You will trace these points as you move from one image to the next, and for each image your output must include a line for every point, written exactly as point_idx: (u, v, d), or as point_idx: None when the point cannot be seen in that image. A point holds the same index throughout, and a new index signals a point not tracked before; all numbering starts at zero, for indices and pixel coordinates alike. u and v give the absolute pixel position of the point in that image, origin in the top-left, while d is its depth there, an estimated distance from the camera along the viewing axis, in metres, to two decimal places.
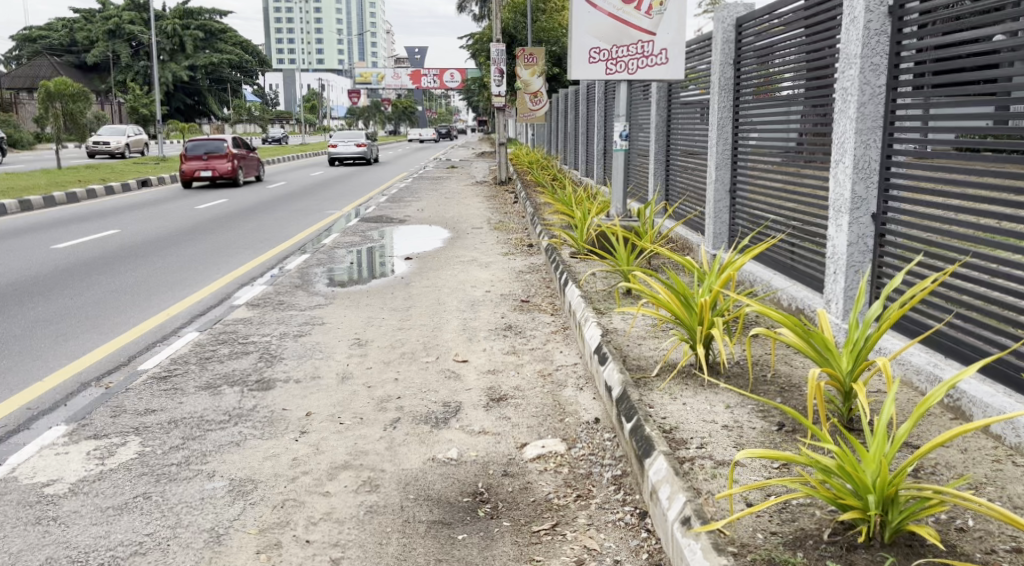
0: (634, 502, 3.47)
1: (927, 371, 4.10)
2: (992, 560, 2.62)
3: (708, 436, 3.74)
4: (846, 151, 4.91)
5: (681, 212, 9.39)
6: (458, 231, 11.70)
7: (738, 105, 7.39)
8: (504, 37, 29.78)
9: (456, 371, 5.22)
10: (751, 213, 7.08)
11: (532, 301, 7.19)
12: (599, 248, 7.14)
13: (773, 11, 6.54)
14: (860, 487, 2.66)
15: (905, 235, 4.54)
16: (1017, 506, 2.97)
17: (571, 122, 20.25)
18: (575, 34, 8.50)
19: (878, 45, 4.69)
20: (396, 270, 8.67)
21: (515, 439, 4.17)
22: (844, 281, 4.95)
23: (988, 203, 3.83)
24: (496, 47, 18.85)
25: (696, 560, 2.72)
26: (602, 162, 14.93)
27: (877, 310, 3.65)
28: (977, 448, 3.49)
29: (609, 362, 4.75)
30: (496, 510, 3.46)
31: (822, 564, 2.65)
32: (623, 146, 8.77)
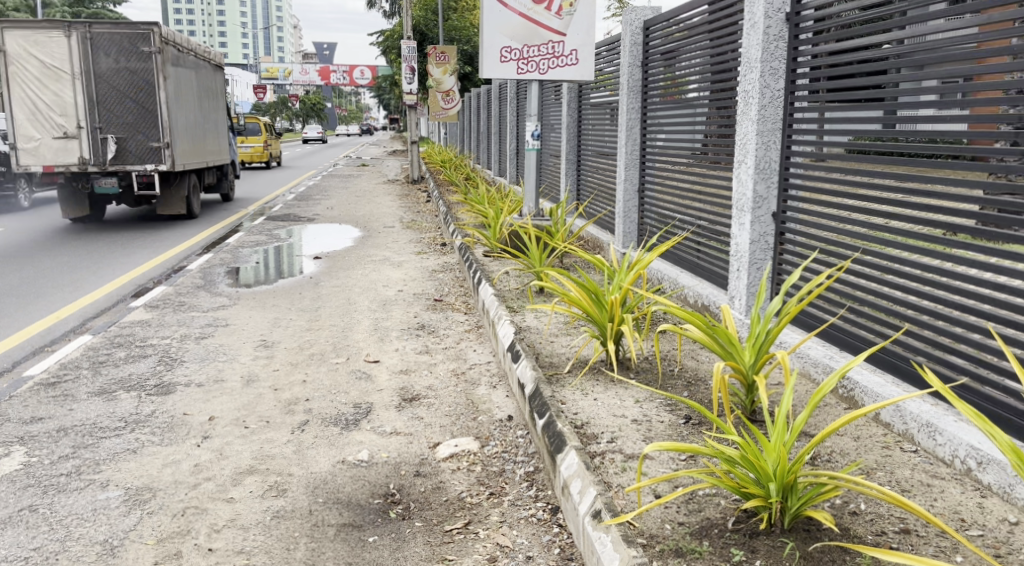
0: (546, 498, 3.50)
1: (822, 363, 4.27)
2: (882, 542, 2.75)
3: (618, 431, 3.80)
4: (747, 152, 5.07)
5: (593, 211, 9.54)
6: (369, 230, 11.54)
7: (646, 107, 7.54)
8: (415, 34, 29.57)
9: (367, 371, 5.15)
10: (659, 212, 7.25)
11: (445, 300, 7.16)
12: (512, 248, 7.16)
13: (678, 15, 6.72)
14: (762, 476, 2.76)
15: (804, 233, 4.73)
16: (904, 489, 3.13)
17: (483, 121, 20.26)
18: (485, 34, 8.37)
19: (776, 50, 4.86)
20: (304, 270, 8.48)
21: (428, 439, 4.14)
22: (746, 278, 5.12)
23: (879, 202, 4.03)
24: (407, 44, 18.67)
25: (607, 553, 2.76)
26: (515, 162, 15.01)
27: (777, 305, 3.78)
28: (869, 435, 3.67)
29: (521, 360, 4.77)
30: (408, 511, 3.43)
31: (727, 552, 2.73)
32: (535, 146, 8.81)
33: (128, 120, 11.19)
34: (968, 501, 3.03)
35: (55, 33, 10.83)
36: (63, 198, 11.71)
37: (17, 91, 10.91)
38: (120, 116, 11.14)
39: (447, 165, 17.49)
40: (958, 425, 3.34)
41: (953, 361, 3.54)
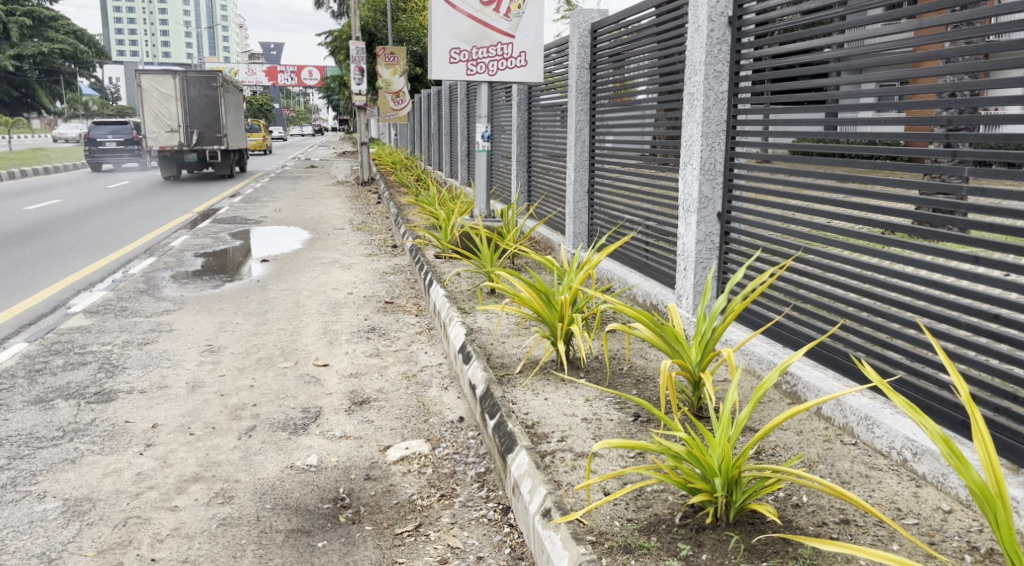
0: (496, 499, 3.52)
1: (767, 359, 4.37)
2: (823, 532, 2.83)
3: (569, 430, 3.84)
4: (692, 153, 5.15)
5: (543, 212, 9.60)
6: (318, 232, 11.45)
7: (595, 109, 7.62)
8: (363, 35, 29.37)
9: (317, 375, 5.09)
10: (608, 213, 7.33)
11: (396, 302, 7.14)
12: (463, 248, 7.17)
13: (626, 17, 6.79)
14: (707, 471, 2.82)
15: (749, 233, 4.82)
16: (844, 480, 3.22)
17: (433, 123, 20.21)
18: (434, 34, 8.34)
19: (720, 53, 4.96)
20: (252, 273, 8.36)
21: (378, 442, 4.11)
22: (693, 277, 5.20)
23: (821, 202, 4.13)
24: (356, 45, 18.53)
25: (557, 552, 2.78)
26: (466, 164, 15.02)
27: (722, 303, 3.85)
28: (811, 429, 3.76)
29: (472, 362, 4.78)
30: (358, 515, 3.41)
31: (674, 547, 2.78)
32: (485, 148, 8.82)
33: (205, 122, 20.02)
34: (904, 491, 3.14)
35: (163, 74, 19.59)
36: (164, 167, 21.06)
37: (144, 105, 19.47)
38: (199, 121, 19.95)
39: (397, 165, 17.42)
40: (895, 418, 3.45)
41: (890, 356, 3.64)
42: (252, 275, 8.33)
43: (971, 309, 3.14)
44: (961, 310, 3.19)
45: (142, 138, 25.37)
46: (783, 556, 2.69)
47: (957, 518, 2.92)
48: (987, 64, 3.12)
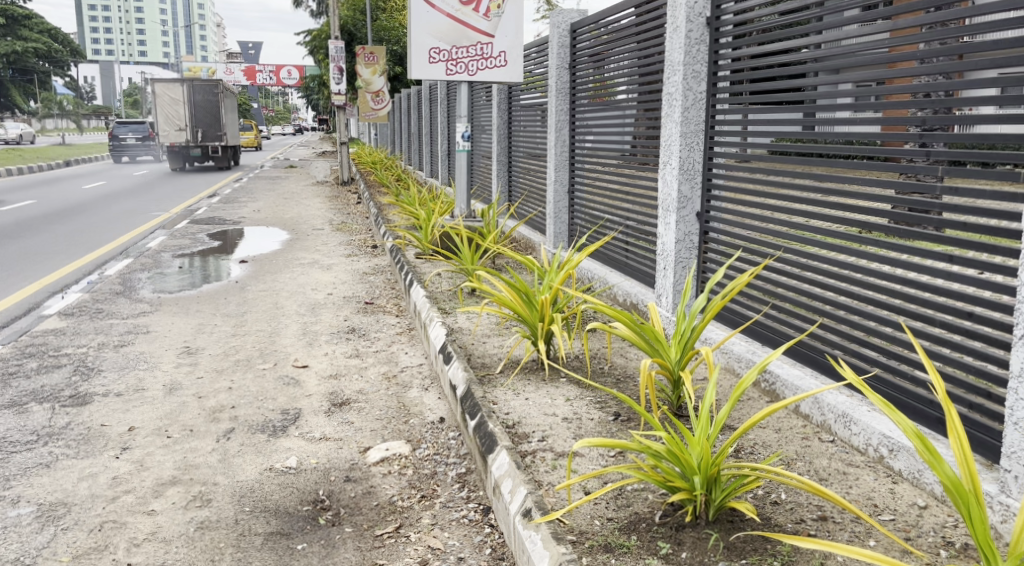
0: (477, 499, 3.52)
1: (745, 358, 4.40)
2: (801, 529, 2.85)
3: (549, 429, 3.84)
4: (671, 153, 5.18)
5: (524, 212, 9.61)
6: (297, 233, 11.38)
7: (575, 109, 7.64)
8: (343, 34, 29.25)
9: (296, 377, 5.06)
10: (588, 212, 7.35)
11: (376, 302, 7.11)
12: (443, 249, 7.16)
13: (606, 17, 6.81)
14: (687, 469, 2.83)
15: (728, 232, 4.85)
16: (822, 478, 3.25)
17: (413, 123, 20.16)
18: (413, 33, 8.35)
19: (698, 53, 4.98)
20: (230, 274, 8.30)
21: (358, 443, 4.10)
22: (673, 276, 5.22)
23: (799, 201, 4.16)
24: (335, 44, 18.44)
25: (537, 552, 2.79)
26: (446, 164, 14.99)
27: (701, 302, 3.87)
28: (789, 427, 3.79)
29: (453, 362, 4.77)
30: (337, 517, 3.39)
31: (654, 545, 2.79)
32: (465, 147, 8.80)
33: (206, 123, 24.26)
34: (881, 487, 3.17)
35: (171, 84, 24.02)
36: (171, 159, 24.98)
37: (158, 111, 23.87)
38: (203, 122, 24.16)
39: (377, 165, 17.37)
40: (872, 415, 3.48)
41: (867, 354, 3.68)
42: (230, 276, 8.27)
43: (945, 306, 3.18)
44: (936, 308, 3.22)
45: (157, 137, 29.95)
46: (762, 553, 2.71)
47: (933, 514, 2.96)
48: (961, 65, 3.16)
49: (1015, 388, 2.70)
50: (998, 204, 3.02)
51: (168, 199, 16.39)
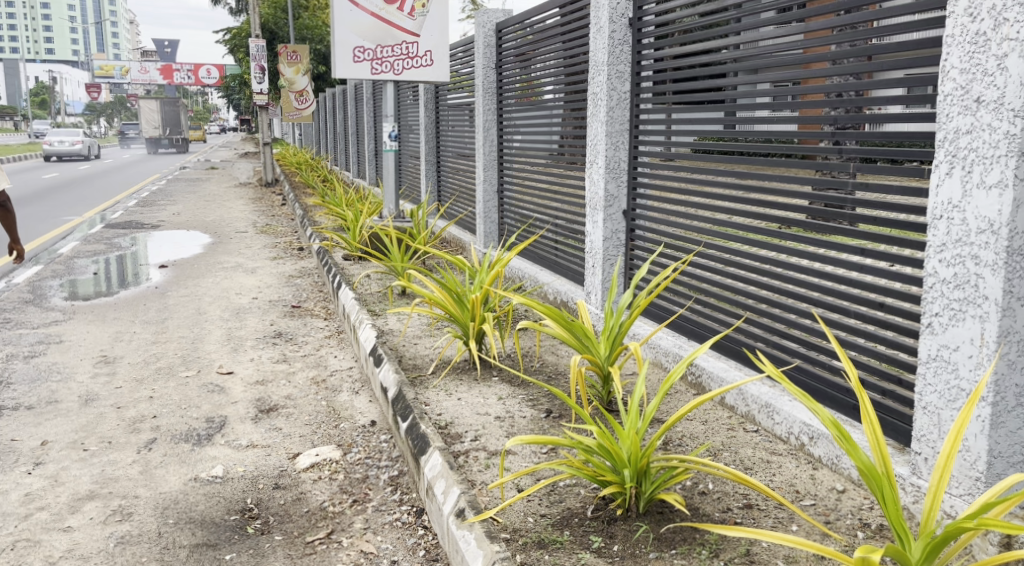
0: (410, 501, 3.49)
1: (672, 352, 4.48)
2: (728, 518, 2.93)
3: (481, 429, 3.84)
4: (597, 153, 5.24)
5: (454, 212, 9.60)
6: (220, 236, 11.10)
7: (501, 108, 7.66)
8: (264, 33, 28.61)
9: (221, 384, 4.93)
10: (518, 212, 7.38)
11: (303, 306, 6.97)
12: (372, 250, 7.08)
13: (530, 17, 6.84)
14: (617, 463, 2.87)
15: (654, 229, 4.93)
16: (747, 467, 3.34)
17: (339, 124, 19.87)
18: (336, 31, 8.21)
19: (622, 54, 5.06)
20: (150, 279, 8.05)
21: (287, 450, 4.02)
22: (601, 273, 5.28)
23: (722, 199, 4.25)
24: (255, 42, 18.02)
25: (471, 551, 2.78)
26: (372, 165, 14.85)
27: (628, 298, 3.93)
28: (716, 418, 3.88)
29: (384, 364, 4.72)
30: (267, 525, 3.32)
31: (586, 540, 2.82)
32: (392, 147, 8.72)
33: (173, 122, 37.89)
34: (802, 474, 3.28)
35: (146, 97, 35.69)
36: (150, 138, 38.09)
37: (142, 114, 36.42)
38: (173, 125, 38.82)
39: (302, 166, 17.09)
40: (793, 404, 3.59)
41: (787, 345, 3.79)
42: (149, 281, 8.01)
43: (859, 298, 3.30)
44: (851, 300, 3.34)
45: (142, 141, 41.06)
46: (691, 543, 2.77)
47: (850, 497, 3.07)
48: (870, 66, 3.27)
49: (923, 374, 2.82)
50: (905, 198, 3.15)
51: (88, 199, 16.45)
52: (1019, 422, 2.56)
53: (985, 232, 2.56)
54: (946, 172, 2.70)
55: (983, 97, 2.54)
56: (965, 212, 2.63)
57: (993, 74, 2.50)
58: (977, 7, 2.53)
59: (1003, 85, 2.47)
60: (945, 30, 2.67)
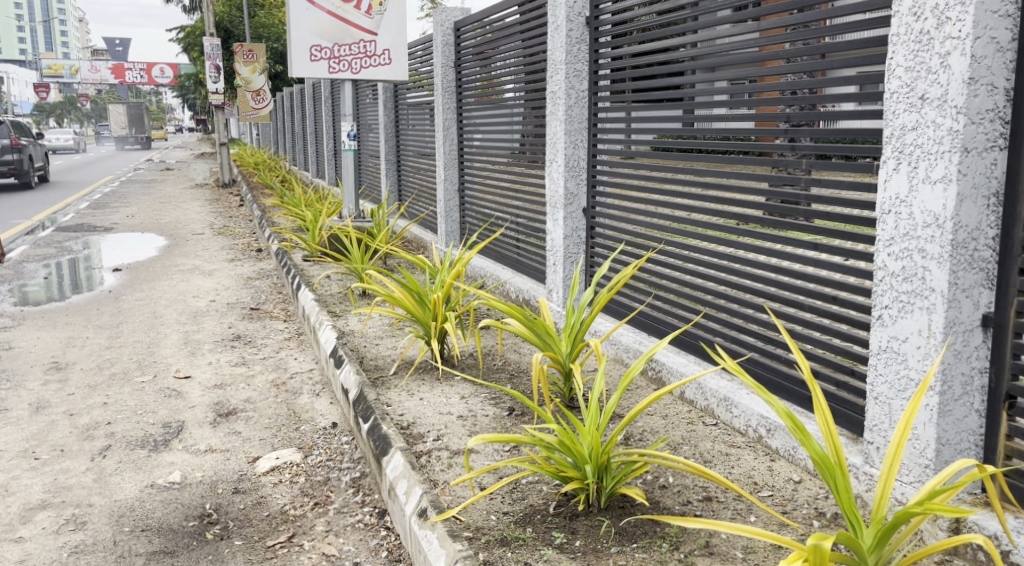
0: (372, 502, 3.48)
1: (633, 348, 4.52)
2: (688, 510, 2.97)
3: (444, 428, 3.83)
4: (557, 151, 5.26)
5: (415, 211, 9.57)
6: (176, 238, 10.91)
7: (461, 107, 7.65)
8: (219, 31, 28.11)
9: (178, 389, 4.86)
10: (479, 211, 7.38)
11: (262, 308, 6.90)
12: (331, 250, 7.01)
13: (489, 16, 6.83)
14: (578, 459, 2.89)
15: (613, 227, 4.96)
16: (706, 460, 3.39)
17: (297, 123, 19.65)
18: (292, 30, 8.12)
19: (579, 52, 5.09)
20: (103, 283, 7.89)
21: (246, 454, 3.97)
22: (562, 270, 5.30)
23: (679, 195, 4.30)
24: (209, 41, 17.74)
25: (433, 550, 2.78)
26: (332, 164, 14.72)
27: (588, 296, 3.95)
28: (676, 413, 3.93)
29: (344, 365, 4.69)
30: (226, 530, 3.28)
31: (549, 536, 2.84)
32: (351, 147, 8.64)
33: None
34: (760, 465, 3.33)
35: None
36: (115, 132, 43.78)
37: None
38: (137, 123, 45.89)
39: (259, 166, 16.88)
40: (750, 397, 3.65)
41: (744, 339, 3.85)
42: (102, 285, 7.84)
43: (813, 293, 3.36)
44: (805, 293, 3.40)
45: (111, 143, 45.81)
46: (652, 536, 2.80)
47: (806, 487, 3.13)
48: (823, 64, 3.32)
49: (875, 365, 2.89)
50: (856, 194, 3.21)
51: (46, 199, 16.64)
52: (966, 410, 2.63)
53: (931, 226, 2.62)
54: (893, 168, 2.77)
55: (927, 95, 2.60)
56: (911, 206, 2.69)
57: (937, 72, 2.56)
58: (921, 7, 2.60)
59: (946, 83, 2.53)
60: (890, 29, 2.74)
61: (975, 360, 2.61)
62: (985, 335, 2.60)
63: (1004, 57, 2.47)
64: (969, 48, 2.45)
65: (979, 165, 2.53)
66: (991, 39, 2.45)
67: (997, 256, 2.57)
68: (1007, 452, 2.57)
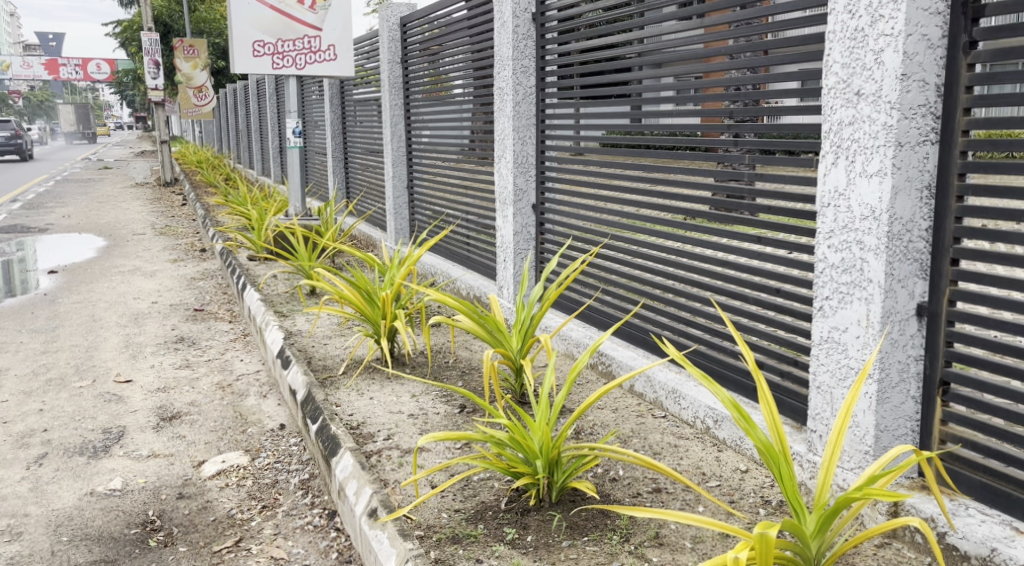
0: (322, 504, 3.43)
1: (584, 343, 4.54)
2: (638, 502, 2.99)
3: (394, 427, 3.80)
4: (505, 147, 5.26)
5: (363, 208, 9.47)
6: (115, 239, 10.60)
7: (409, 103, 7.59)
8: (158, 26, 27.36)
9: (118, 393, 4.73)
10: (429, 208, 7.34)
11: (206, 309, 6.76)
12: (277, 249, 6.89)
13: (436, 11, 6.78)
14: (529, 454, 2.89)
15: (562, 223, 4.98)
16: (656, 452, 3.42)
17: (241, 120, 19.26)
18: (234, 25, 7.95)
19: (526, 48, 5.09)
20: (38, 286, 7.64)
21: (191, 458, 3.89)
22: (512, 267, 5.30)
23: (627, 191, 4.33)
24: (148, 36, 17.27)
25: (384, 550, 2.75)
26: (277, 162, 14.45)
27: (538, 291, 3.94)
28: (625, 406, 3.96)
29: (291, 365, 4.62)
30: (170, 537, 3.21)
31: (500, 532, 2.83)
32: (297, 144, 8.49)
33: None
34: (708, 456, 3.38)
35: None
36: None
37: None
38: None
39: (202, 164, 16.48)
40: (697, 389, 3.70)
41: (691, 332, 3.89)
42: (37, 288, 7.59)
43: (757, 286, 3.41)
44: (750, 286, 3.45)
45: None
46: (603, 529, 2.82)
47: (753, 476, 3.19)
48: (765, 60, 3.37)
49: (817, 355, 2.95)
50: (799, 187, 3.27)
51: None
52: (903, 396, 2.70)
53: (868, 219, 2.68)
54: (831, 162, 2.83)
55: (863, 90, 2.67)
56: (850, 199, 2.75)
57: (871, 68, 2.62)
58: (856, 5, 2.66)
59: (880, 79, 2.60)
60: (827, 27, 2.80)
61: (911, 348, 2.68)
62: (920, 324, 2.68)
63: (935, 53, 2.54)
64: (902, 45, 2.51)
65: (912, 159, 2.59)
66: (922, 36, 2.51)
67: (929, 248, 2.65)
68: (942, 436, 2.66)
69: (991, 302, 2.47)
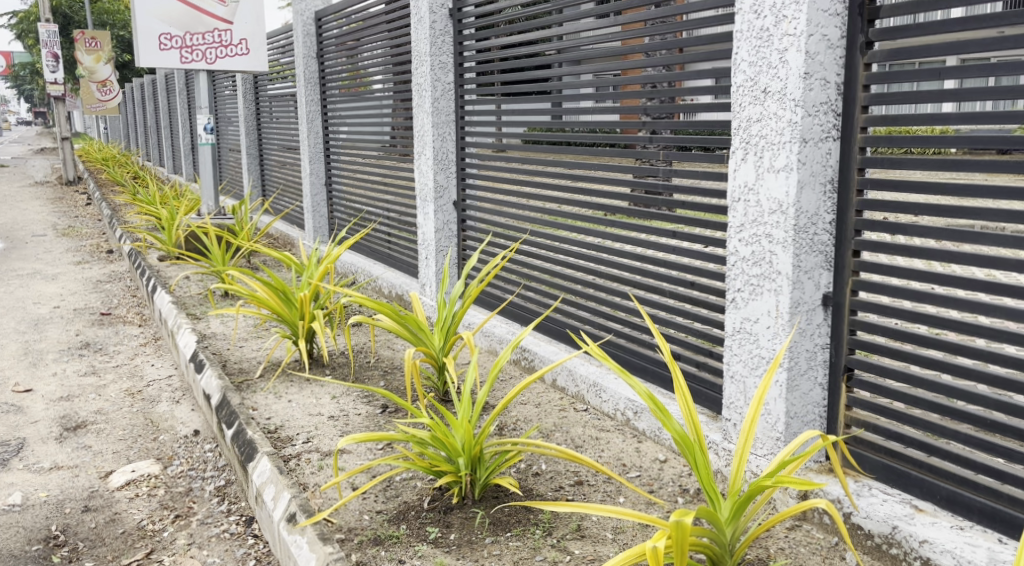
0: (239, 511, 3.34)
1: (506, 339, 4.54)
2: (560, 495, 3.01)
3: (313, 430, 3.73)
4: (425, 144, 5.21)
5: (280, 205, 9.27)
6: (14, 241, 10.08)
7: (326, 100, 7.44)
8: (56, 18, 26.13)
9: (17, 404, 4.49)
10: (348, 206, 7.23)
11: (114, 313, 6.49)
12: (189, 251, 6.66)
13: (352, 5, 6.66)
14: (451, 452, 2.87)
15: (484, 219, 4.98)
16: (578, 445, 3.46)
17: (149, 116, 18.58)
18: (137, 16, 7.58)
19: (444, 44, 5.04)
20: None
21: (97, 469, 3.72)
22: (433, 264, 5.27)
23: (547, 188, 4.34)
24: (45, 28, 16.46)
25: (303, 555, 2.69)
26: (189, 159, 13.98)
27: (459, 288, 3.91)
28: (548, 400, 3.98)
29: (205, 369, 4.48)
30: (75, 552, 3.06)
31: (423, 532, 2.81)
32: (209, 141, 8.23)
33: None
34: (628, 447, 3.43)
35: None
36: None
37: None
38: None
39: (108, 163, 15.83)
40: (618, 382, 3.75)
41: (611, 326, 3.95)
42: None
43: (674, 279, 3.48)
44: (667, 280, 3.50)
45: None
46: (525, 524, 2.83)
47: (671, 466, 3.25)
48: (680, 58, 3.42)
49: (730, 345, 3.03)
50: (713, 183, 3.34)
51: None
52: (811, 384, 2.79)
53: (776, 213, 2.76)
54: (740, 158, 2.90)
55: (769, 88, 2.74)
56: (759, 194, 2.83)
57: (776, 67, 2.70)
58: (761, 5, 2.74)
59: (785, 77, 2.67)
60: (734, 26, 2.87)
61: (818, 337, 2.78)
62: (826, 314, 2.78)
63: (835, 53, 2.63)
64: (804, 45, 2.59)
65: (816, 154, 2.68)
66: (823, 36, 2.60)
67: (833, 240, 2.75)
68: (848, 421, 2.77)
69: (892, 291, 2.57)
